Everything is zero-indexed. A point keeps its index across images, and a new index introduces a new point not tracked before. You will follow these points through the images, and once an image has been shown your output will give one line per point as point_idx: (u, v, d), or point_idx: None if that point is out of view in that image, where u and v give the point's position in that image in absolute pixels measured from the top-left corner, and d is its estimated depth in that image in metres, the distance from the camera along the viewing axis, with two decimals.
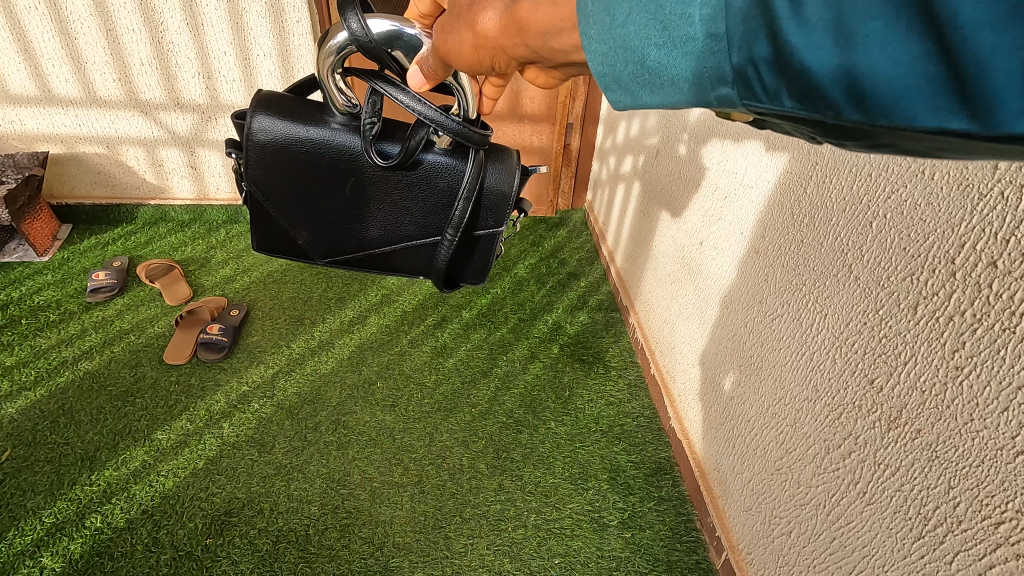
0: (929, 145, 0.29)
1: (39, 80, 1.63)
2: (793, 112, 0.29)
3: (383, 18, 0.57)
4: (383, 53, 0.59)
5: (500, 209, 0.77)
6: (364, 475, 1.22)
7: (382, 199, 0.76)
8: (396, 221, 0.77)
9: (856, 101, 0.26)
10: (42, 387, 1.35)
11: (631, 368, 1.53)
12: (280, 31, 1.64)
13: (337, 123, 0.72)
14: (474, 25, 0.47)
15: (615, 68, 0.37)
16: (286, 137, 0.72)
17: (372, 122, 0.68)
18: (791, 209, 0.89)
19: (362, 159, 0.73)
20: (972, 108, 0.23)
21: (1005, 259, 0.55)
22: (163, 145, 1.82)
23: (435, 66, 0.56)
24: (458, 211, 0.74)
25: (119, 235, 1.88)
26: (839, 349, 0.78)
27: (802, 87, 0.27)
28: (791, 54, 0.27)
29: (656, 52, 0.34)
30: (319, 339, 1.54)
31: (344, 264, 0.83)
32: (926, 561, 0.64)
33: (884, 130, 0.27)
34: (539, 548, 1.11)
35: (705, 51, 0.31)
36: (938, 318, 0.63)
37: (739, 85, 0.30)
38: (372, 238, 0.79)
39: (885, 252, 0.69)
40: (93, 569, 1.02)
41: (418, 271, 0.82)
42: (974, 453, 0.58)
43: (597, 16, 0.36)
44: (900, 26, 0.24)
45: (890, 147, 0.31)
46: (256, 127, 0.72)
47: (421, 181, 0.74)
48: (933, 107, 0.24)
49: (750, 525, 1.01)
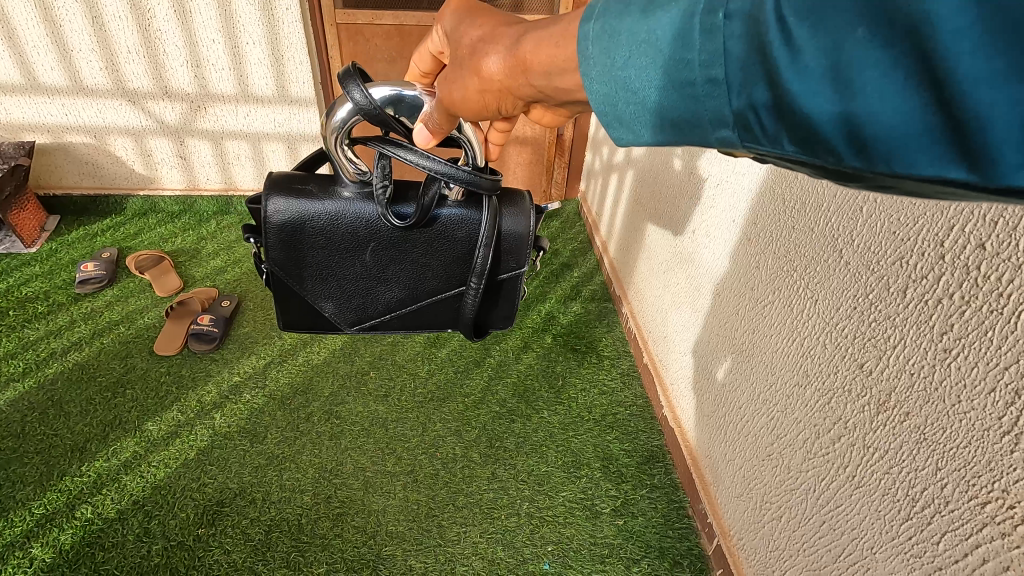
0: (931, 190, 0.28)
1: (24, 67, 1.61)
2: (794, 155, 0.30)
3: (382, 84, 0.60)
4: (387, 117, 0.60)
5: (520, 251, 0.82)
6: (357, 465, 1.22)
7: (403, 260, 0.79)
8: (420, 278, 0.80)
9: (856, 148, 0.26)
10: (30, 379, 1.33)
11: (624, 357, 1.53)
12: (269, 20, 1.62)
13: (349, 192, 0.74)
14: (478, 71, 0.48)
15: (616, 106, 0.38)
16: (301, 214, 0.74)
17: (385, 186, 0.70)
18: (783, 195, 0.88)
19: (379, 224, 0.75)
20: (972, 159, 0.23)
21: (993, 241, 0.55)
22: (152, 135, 1.79)
23: (440, 121, 0.58)
24: (479, 258, 0.75)
25: (107, 227, 1.86)
26: (829, 334, 0.78)
27: (802, 132, 0.28)
28: (790, 101, 0.28)
29: (656, 94, 0.35)
30: (311, 331, 1.54)
31: (372, 329, 0.85)
32: (915, 543, 0.64)
33: (885, 177, 0.27)
34: (532, 536, 1.12)
35: (705, 95, 0.32)
36: (927, 301, 0.63)
37: (739, 128, 0.31)
38: (398, 298, 0.82)
39: (876, 236, 0.70)
40: (84, 560, 1.02)
41: (446, 322, 0.86)
42: (962, 435, 0.58)
43: (597, 58, 0.38)
44: (898, 74, 0.24)
45: (893, 190, 0.31)
46: (271, 210, 0.73)
47: (439, 236, 0.77)
48: (933, 156, 0.24)
49: (741, 511, 1.02)
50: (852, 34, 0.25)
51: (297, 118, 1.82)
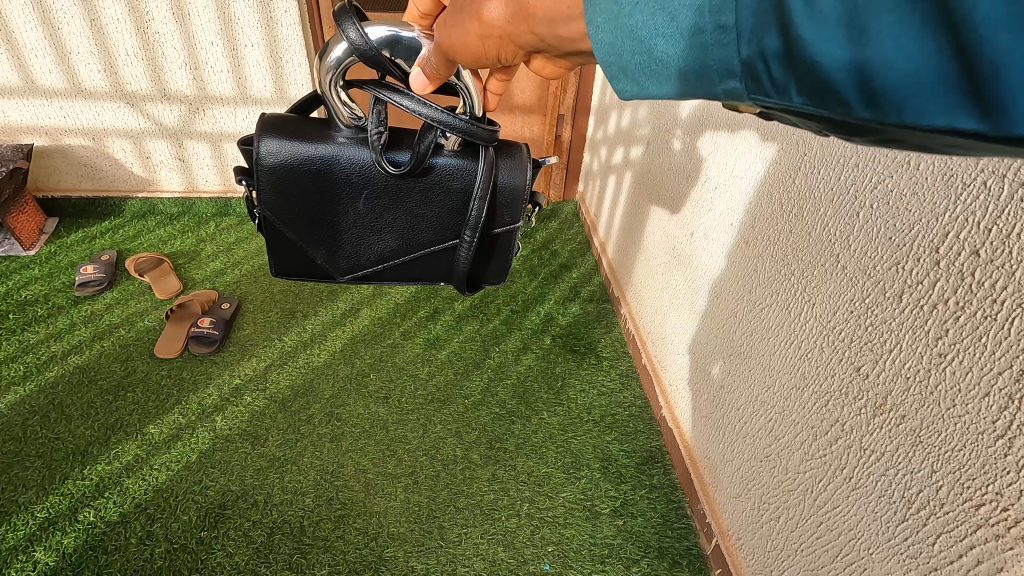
0: (936, 141, 0.29)
1: (22, 70, 1.60)
2: (801, 107, 0.30)
3: (378, 24, 0.59)
4: (383, 59, 0.60)
5: (516, 204, 0.80)
6: (358, 467, 1.22)
7: (397, 209, 0.77)
8: (413, 229, 0.78)
9: (867, 98, 0.27)
10: (31, 382, 1.33)
11: (623, 358, 1.54)
12: (268, 21, 1.62)
13: (343, 137, 0.73)
14: (479, 15, 0.47)
15: (621, 57, 0.37)
16: (295, 156, 0.73)
17: (379, 133, 0.69)
18: (780, 199, 0.89)
19: (373, 170, 0.74)
20: (983, 107, 0.24)
21: (987, 248, 0.56)
22: (150, 137, 1.79)
23: (438, 65, 0.57)
24: (474, 210, 0.75)
25: (106, 229, 1.86)
26: (826, 337, 0.79)
27: (813, 81, 0.28)
28: (803, 48, 0.28)
29: (663, 41, 0.35)
30: (311, 332, 1.54)
31: (365, 279, 0.84)
32: (911, 543, 0.66)
33: (892, 128, 0.28)
34: (532, 536, 1.13)
35: (715, 43, 0.32)
36: (922, 306, 0.64)
37: (747, 78, 0.31)
38: (390, 249, 0.80)
39: (871, 243, 0.71)
40: (87, 563, 1.02)
41: (440, 276, 0.84)
42: (956, 438, 0.59)
43: (603, 4, 0.37)
44: (914, 19, 0.24)
45: (897, 143, 0.32)
46: (264, 152, 0.72)
47: (434, 185, 0.75)
48: (944, 105, 0.25)
49: (739, 511, 1.03)
50: None
51: None
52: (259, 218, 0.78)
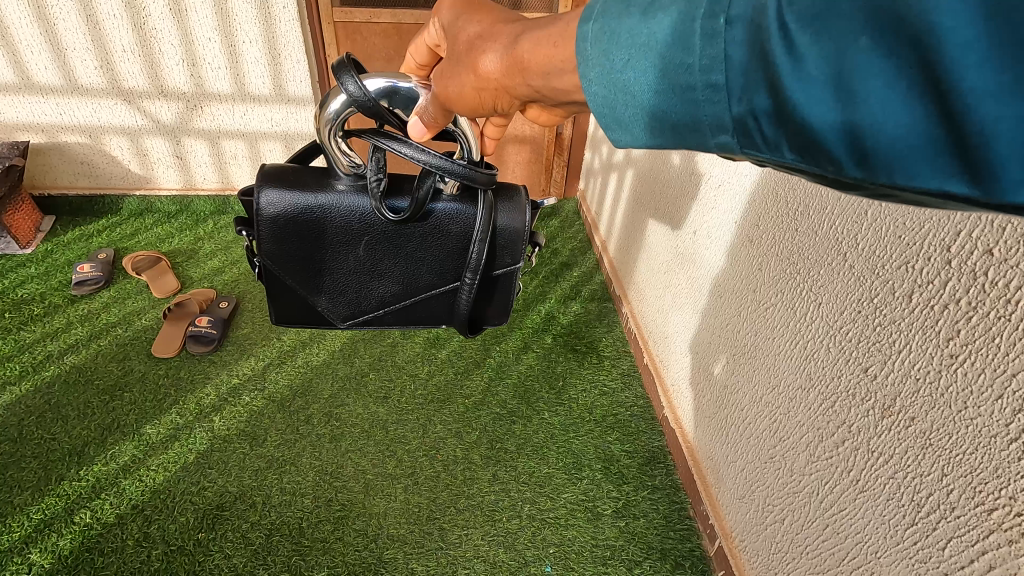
0: (931, 197, 0.29)
1: (17, 66, 1.59)
2: (794, 162, 0.31)
3: (376, 75, 0.59)
4: (381, 109, 0.60)
5: (515, 246, 0.81)
6: (358, 468, 1.21)
7: (396, 254, 0.78)
8: (413, 274, 0.79)
9: (858, 158, 0.27)
10: (27, 382, 1.32)
11: (624, 358, 1.53)
12: (266, 17, 1.60)
13: (343, 185, 0.75)
14: (476, 68, 0.48)
15: (616, 109, 0.38)
16: (295, 206, 0.74)
17: (379, 179, 0.70)
18: (787, 196, 0.88)
19: (372, 217, 0.75)
20: (974, 174, 0.24)
21: (1001, 247, 0.55)
22: (147, 135, 1.78)
23: (436, 114, 0.58)
24: (474, 254, 0.74)
25: (103, 227, 1.84)
26: (833, 337, 0.78)
27: (804, 140, 0.29)
28: (792, 110, 0.28)
29: (656, 98, 0.36)
30: (310, 332, 1.53)
31: (365, 324, 0.84)
32: (920, 548, 0.64)
33: (885, 185, 0.28)
34: (534, 538, 1.12)
35: (706, 100, 0.32)
36: (933, 306, 0.62)
37: (739, 134, 0.32)
38: (390, 293, 0.81)
39: (880, 241, 0.69)
40: (83, 565, 1.01)
41: (441, 319, 0.85)
42: (967, 440, 0.58)
43: (596, 60, 0.37)
44: (901, 86, 0.25)
45: (894, 195, 0.32)
46: (264, 203, 0.74)
47: (433, 230, 0.77)
48: (934, 171, 0.25)
49: (743, 513, 1.02)
50: (856, 42, 0.26)
51: (294, 117, 1.80)
52: (260, 266, 0.80)
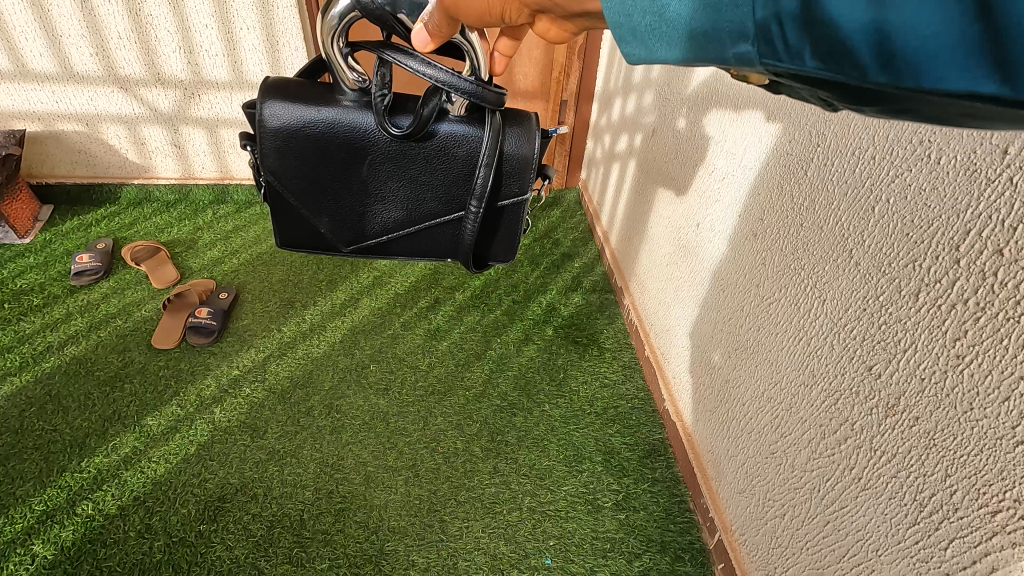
0: (943, 109, 0.30)
1: (11, 54, 1.57)
2: (814, 71, 0.31)
3: None
4: (387, 17, 0.57)
5: (524, 175, 0.74)
6: (359, 460, 1.21)
7: (401, 177, 0.73)
8: (418, 198, 0.75)
9: (884, 62, 0.28)
10: (27, 373, 1.32)
11: (626, 349, 1.52)
12: (263, 3, 1.58)
13: (348, 100, 0.69)
14: None
15: (631, 17, 0.37)
16: (298, 120, 0.69)
17: (384, 95, 0.66)
18: (792, 191, 0.86)
19: (377, 136, 0.70)
20: (1006, 72, 0.25)
21: (1012, 247, 0.54)
22: (144, 123, 1.76)
23: (440, 22, 0.54)
24: (479, 178, 0.71)
25: (102, 217, 1.83)
26: (837, 335, 0.77)
27: (830, 46, 0.29)
28: (824, 10, 0.28)
29: (674, 2, 0.35)
30: (310, 323, 1.52)
31: (369, 251, 0.80)
32: (921, 547, 0.64)
33: (906, 92, 0.29)
34: (534, 530, 1.12)
35: (728, 4, 0.32)
36: (940, 306, 0.62)
37: (761, 42, 0.31)
38: (395, 219, 0.77)
39: (887, 238, 0.68)
40: (86, 557, 1.02)
41: (446, 252, 0.80)
42: (972, 442, 0.58)
43: None
44: None
45: (898, 111, 0.33)
46: (267, 115, 0.69)
47: (437, 152, 0.71)
48: (965, 70, 0.26)
49: (743, 507, 1.02)
50: None
51: None
52: (262, 184, 0.75)
